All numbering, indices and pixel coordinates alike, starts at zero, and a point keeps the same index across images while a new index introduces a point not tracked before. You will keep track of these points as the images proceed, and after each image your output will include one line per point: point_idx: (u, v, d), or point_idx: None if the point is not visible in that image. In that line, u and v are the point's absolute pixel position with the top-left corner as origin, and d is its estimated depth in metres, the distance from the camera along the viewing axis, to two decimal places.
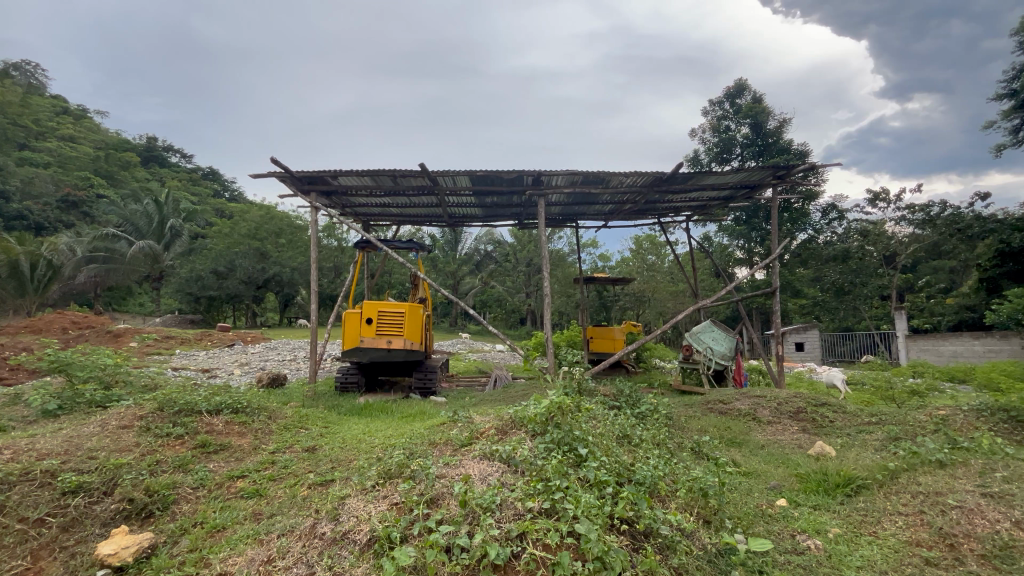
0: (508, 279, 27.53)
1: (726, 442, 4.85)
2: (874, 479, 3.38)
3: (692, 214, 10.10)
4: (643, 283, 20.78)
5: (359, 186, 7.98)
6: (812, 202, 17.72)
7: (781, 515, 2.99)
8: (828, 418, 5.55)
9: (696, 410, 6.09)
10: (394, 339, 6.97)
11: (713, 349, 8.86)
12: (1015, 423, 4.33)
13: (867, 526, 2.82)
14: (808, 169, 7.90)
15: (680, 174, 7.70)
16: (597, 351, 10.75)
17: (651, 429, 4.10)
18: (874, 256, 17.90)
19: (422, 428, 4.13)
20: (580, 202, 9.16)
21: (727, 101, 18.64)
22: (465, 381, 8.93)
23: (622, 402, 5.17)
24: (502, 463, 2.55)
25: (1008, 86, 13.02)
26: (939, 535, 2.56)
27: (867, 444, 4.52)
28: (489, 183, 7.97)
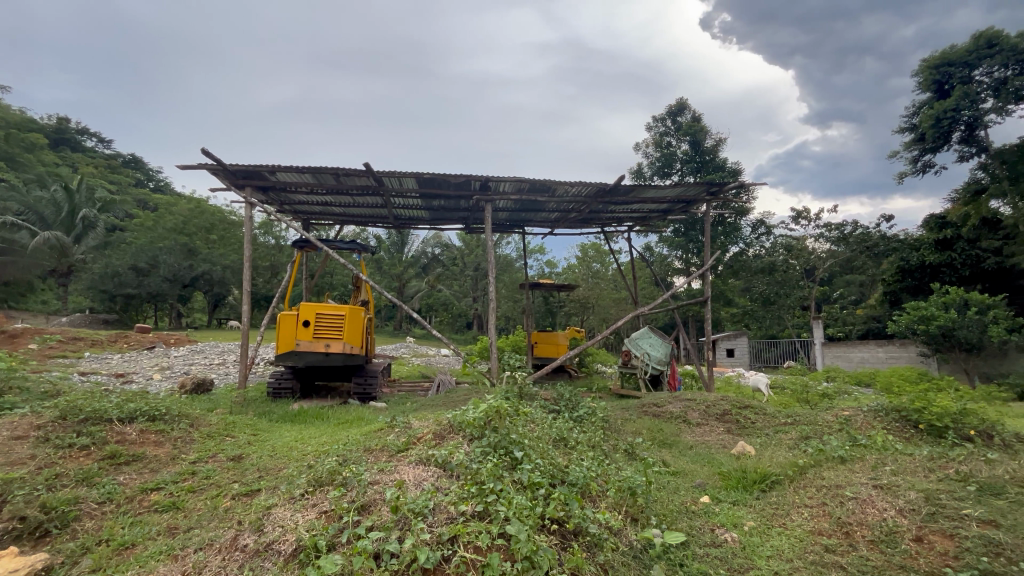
0: (455, 283, 27.38)
1: (658, 443, 5.09)
2: (786, 475, 3.67)
3: (634, 225, 10.51)
4: (588, 290, 21.34)
5: (299, 183, 7.67)
6: (743, 217, 18.97)
7: (703, 511, 3.19)
8: (750, 420, 5.98)
9: (633, 413, 6.34)
10: (333, 343, 6.73)
11: (650, 354, 9.25)
12: (905, 422, 4.86)
13: (777, 519, 3.06)
14: (738, 188, 8.49)
15: (622, 186, 8.02)
16: (541, 356, 10.92)
17: (587, 431, 4.24)
18: (796, 270, 19.41)
19: (359, 435, 4.03)
20: (527, 209, 9.31)
21: (669, 118, 19.62)
22: (408, 386, 8.79)
23: (562, 406, 5.31)
24: (438, 468, 2.54)
25: (908, 121, 14.65)
26: (837, 523, 2.82)
27: (782, 443, 4.91)
28: (435, 186, 7.93)
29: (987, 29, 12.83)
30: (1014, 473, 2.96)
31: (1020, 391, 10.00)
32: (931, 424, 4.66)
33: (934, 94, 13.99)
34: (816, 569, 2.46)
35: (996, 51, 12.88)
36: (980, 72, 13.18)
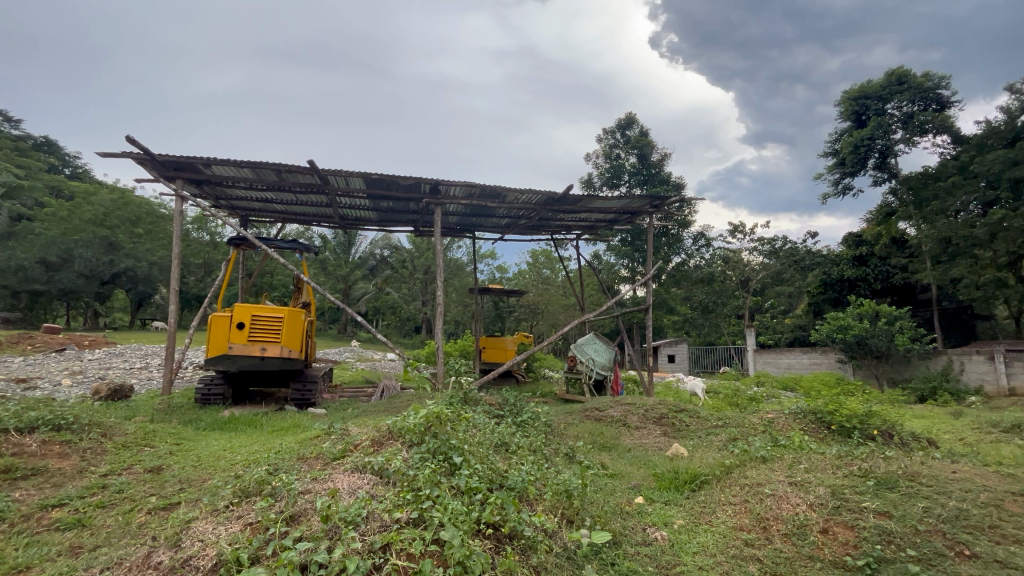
0: (403, 286, 26.84)
1: (598, 447, 5.23)
2: (714, 475, 3.90)
3: (583, 233, 10.77)
4: (537, 296, 21.63)
5: (237, 178, 7.29)
6: (685, 229, 19.91)
7: (637, 511, 3.32)
8: (685, 423, 6.27)
9: (576, 418, 6.48)
10: (269, 346, 6.41)
11: (594, 360, 9.49)
12: (820, 423, 5.28)
13: (705, 516, 3.24)
14: (679, 202, 8.92)
15: (570, 196, 8.23)
16: (488, 361, 10.93)
17: (530, 436, 4.29)
18: (732, 280, 20.58)
19: (293, 443, 3.87)
20: (477, 214, 9.33)
21: (619, 132, 20.31)
22: (351, 392, 8.53)
23: (506, 411, 5.35)
24: (374, 476, 2.49)
25: (831, 146, 15.99)
26: (756, 519, 3.02)
27: (712, 444, 5.20)
28: (384, 187, 7.79)
29: (898, 67, 14.27)
30: (907, 469, 3.29)
31: (920, 394, 11.17)
32: (842, 425, 5.10)
33: (853, 123, 15.36)
34: (736, 562, 2.62)
35: (906, 87, 14.35)
36: (892, 106, 14.61)
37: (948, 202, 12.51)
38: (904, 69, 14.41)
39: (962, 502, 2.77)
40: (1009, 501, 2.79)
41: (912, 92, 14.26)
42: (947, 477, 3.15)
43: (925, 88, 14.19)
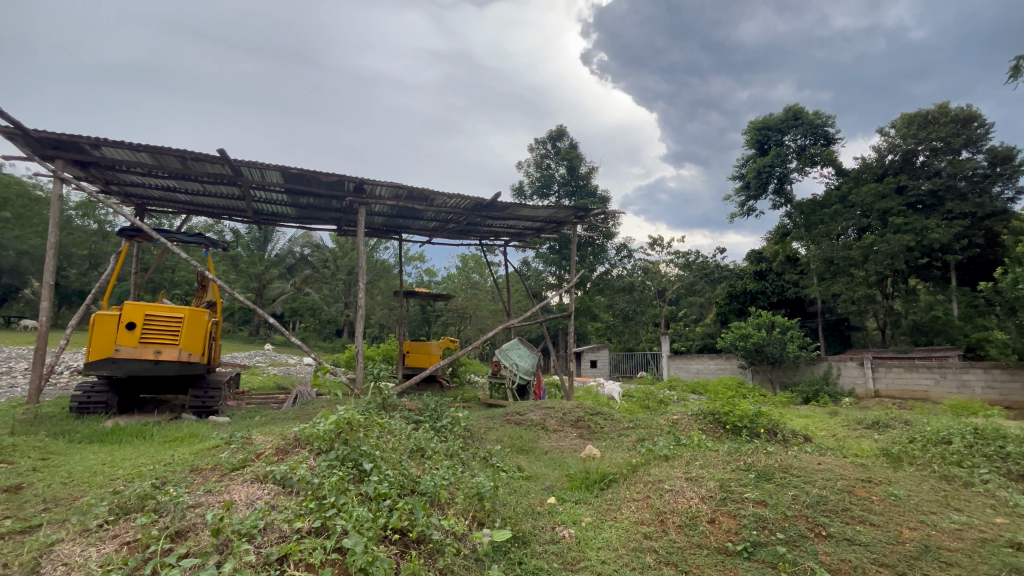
0: (325, 287, 25.60)
1: (516, 450, 5.34)
2: (621, 473, 4.13)
3: (511, 239, 10.94)
4: (466, 300, 21.66)
5: (132, 163, 6.60)
6: (609, 240, 20.90)
7: (547, 511, 3.45)
8: (600, 425, 6.58)
9: (496, 422, 6.58)
10: (165, 349, 5.84)
11: (518, 365, 9.65)
12: (716, 423, 5.78)
13: (611, 513, 3.43)
14: (601, 214, 9.37)
15: (498, 203, 8.36)
16: (412, 366, 10.72)
17: (447, 442, 4.29)
18: (651, 290, 21.93)
19: (188, 454, 3.57)
20: (404, 215, 9.17)
21: (550, 143, 20.92)
22: (260, 399, 7.98)
23: (426, 417, 5.30)
24: (276, 486, 2.39)
25: (738, 171, 17.59)
26: (655, 513, 3.24)
27: (623, 445, 5.50)
28: (303, 182, 7.42)
29: (793, 105, 16.05)
30: (782, 462, 3.70)
31: (805, 396, 12.59)
32: (735, 424, 5.62)
33: (756, 151, 17.01)
34: (635, 554, 2.81)
35: (799, 123, 16.17)
36: (789, 138, 16.38)
37: (831, 226, 14.25)
38: (798, 106, 16.25)
39: (823, 490, 3.16)
40: (860, 487, 3.24)
41: (804, 128, 16.09)
42: (813, 467, 3.59)
43: (815, 125, 16.07)
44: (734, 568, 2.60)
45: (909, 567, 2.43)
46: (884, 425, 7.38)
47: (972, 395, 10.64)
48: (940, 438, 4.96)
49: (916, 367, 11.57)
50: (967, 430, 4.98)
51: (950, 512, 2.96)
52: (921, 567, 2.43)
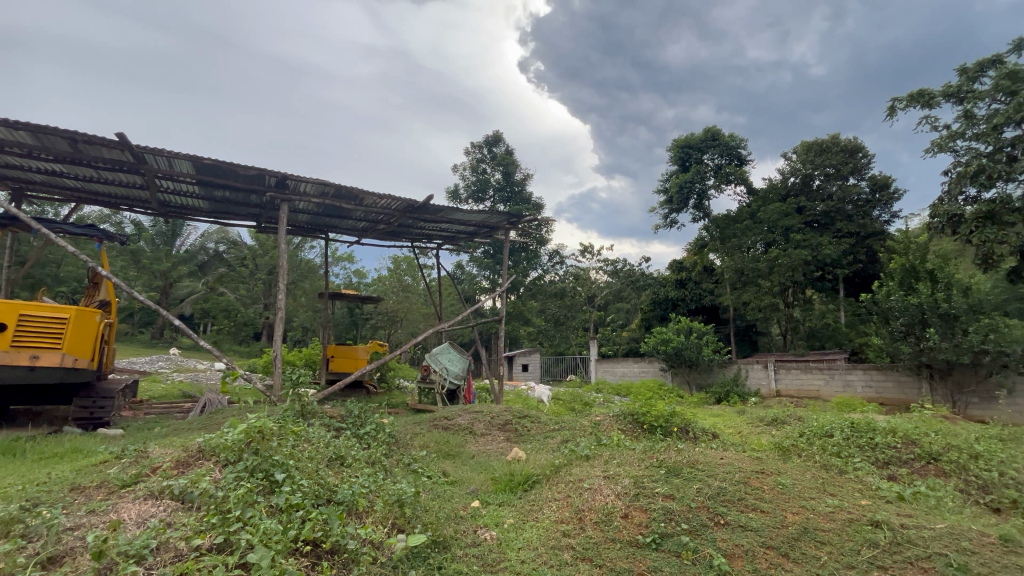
0: (241, 287, 23.85)
1: (442, 455, 5.32)
2: (544, 474, 4.24)
3: (444, 243, 10.85)
4: (397, 303, 21.16)
5: (8, 142, 5.81)
6: (543, 246, 21.37)
7: (470, 515, 3.47)
8: (526, 428, 6.71)
9: (423, 428, 6.50)
10: (44, 355, 5.14)
11: (448, 369, 9.58)
12: (634, 424, 6.10)
13: (532, 513, 3.52)
14: (533, 221, 9.57)
15: (430, 205, 8.28)
16: (336, 371, 10.30)
17: (370, 449, 4.18)
18: (581, 296, 22.66)
19: (67, 471, 3.19)
20: (331, 214, 8.82)
21: (486, 147, 21.05)
22: (162, 408, 7.28)
23: (349, 424, 5.12)
24: (173, 502, 2.22)
25: (663, 185, 18.70)
26: (574, 511, 3.36)
27: (548, 447, 5.64)
28: (218, 175, 6.91)
29: (711, 126, 17.37)
30: (689, 458, 3.98)
31: (717, 396, 13.59)
32: (651, 424, 5.97)
33: (679, 168, 18.19)
34: (553, 552, 2.92)
35: (716, 144, 17.53)
36: (708, 157, 17.70)
37: (742, 240, 15.52)
38: (715, 129, 17.61)
39: (723, 482, 3.44)
40: (754, 478, 3.56)
41: (721, 148, 17.47)
42: (715, 462, 3.91)
43: (730, 146, 17.49)
44: (643, 559, 2.77)
45: (790, 548, 2.72)
46: (781, 421, 8.19)
47: (854, 393, 12.00)
48: (823, 431, 5.59)
49: (809, 368, 12.88)
50: (845, 424, 5.65)
51: (826, 497, 3.35)
52: (800, 547, 2.73)
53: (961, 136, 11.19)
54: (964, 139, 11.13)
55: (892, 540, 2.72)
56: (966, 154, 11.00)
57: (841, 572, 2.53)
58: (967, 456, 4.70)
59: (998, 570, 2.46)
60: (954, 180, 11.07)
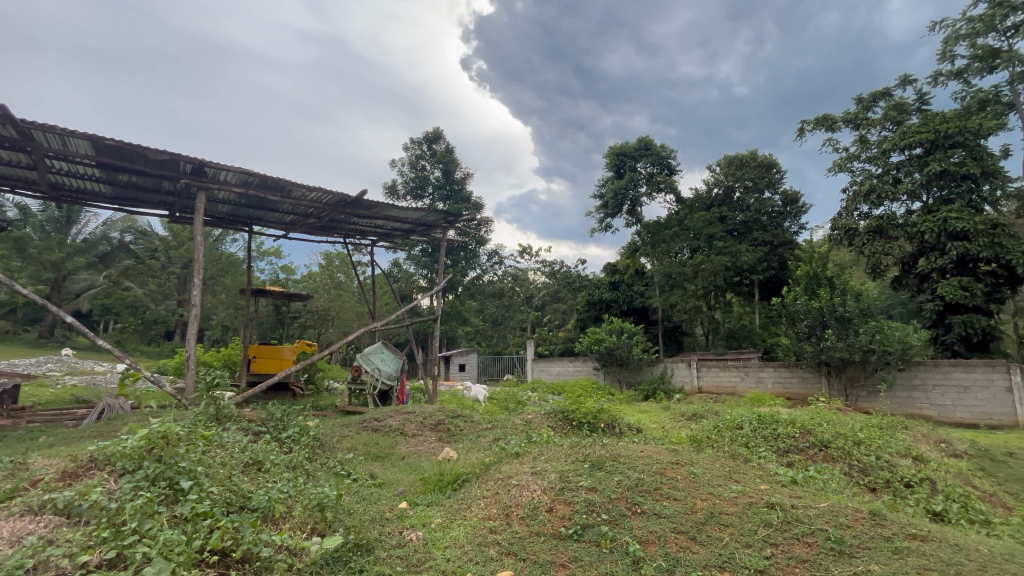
0: (151, 281, 21.82)
1: (370, 458, 5.19)
2: (474, 472, 4.25)
3: (378, 239, 10.55)
4: (328, 301, 20.29)
5: None
6: (481, 246, 21.40)
7: (397, 516, 3.43)
8: (459, 427, 6.70)
9: (352, 430, 6.29)
10: None
11: (380, 369, 9.32)
12: (564, 421, 6.28)
13: (460, 512, 3.53)
14: (470, 220, 9.55)
15: (364, 201, 8.03)
16: (258, 372, 9.71)
17: (293, 453, 4.00)
18: (518, 297, 22.95)
19: None
20: (255, 206, 8.31)
21: (426, 144, 20.75)
22: (50, 414, 6.50)
23: (269, 427, 4.85)
24: (58, 517, 2.02)
25: (600, 190, 19.35)
26: (502, 507, 3.42)
27: (479, 446, 5.66)
28: (123, 157, 6.31)
29: (644, 136, 18.25)
30: (612, 452, 4.18)
31: (645, 393, 14.30)
32: (581, 420, 6.16)
33: (614, 174, 18.93)
34: (479, 548, 2.95)
35: (649, 153, 18.42)
36: (641, 165, 18.55)
37: (671, 245, 16.44)
38: (648, 139, 18.52)
39: (641, 473, 3.65)
40: (670, 469, 3.81)
41: (653, 157, 18.37)
42: (635, 454, 4.13)
43: (661, 156, 18.45)
44: (565, 550, 2.88)
45: (697, 532, 2.94)
46: (699, 415, 8.79)
47: (765, 388, 13.05)
48: (734, 424, 6.07)
49: (727, 366, 13.85)
50: (754, 417, 6.15)
51: (731, 484, 3.65)
52: (706, 531, 2.96)
53: (856, 158, 12.59)
54: (859, 161, 12.53)
55: (783, 519, 3.03)
56: (860, 174, 12.39)
57: (739, 550, 2.77)
58: (852, 442, 5.28)
59: (866, 541, 2.80)
60: (850, 197, 12.44)
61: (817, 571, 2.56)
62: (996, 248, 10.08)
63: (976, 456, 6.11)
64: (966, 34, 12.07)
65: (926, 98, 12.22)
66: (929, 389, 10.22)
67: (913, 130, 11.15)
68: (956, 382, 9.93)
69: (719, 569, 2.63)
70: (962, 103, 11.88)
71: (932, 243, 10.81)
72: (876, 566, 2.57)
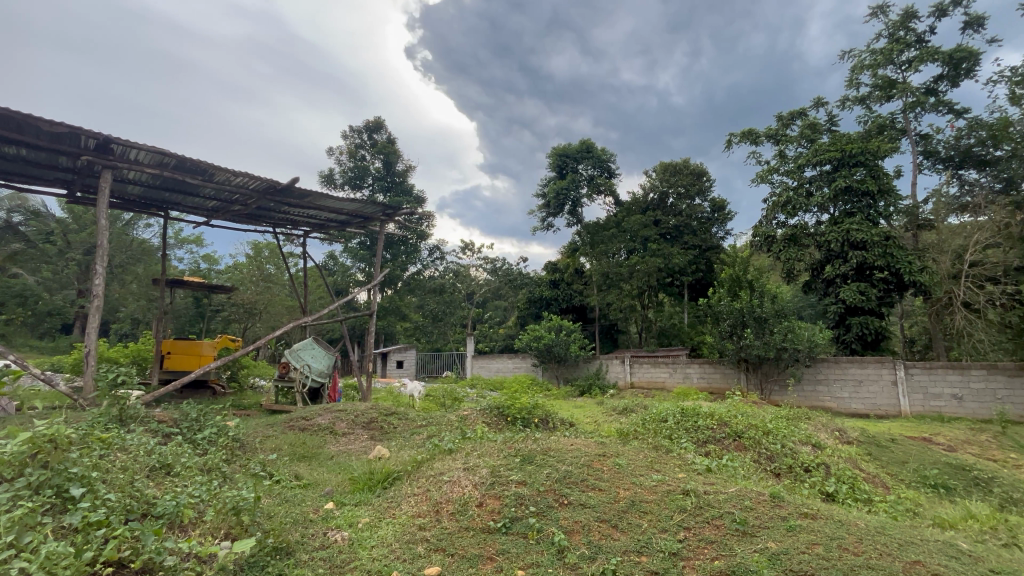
0: (45, 268, 19.45)
1: (296, 458, 4.96)
2: (405, 470, 4.19)
3: (311, 230, 10.07)
4: (255, 294, 19.11)
5: None
6: (423, 240, 21.08)
7: (322, 517, 3.33)
8: (392, 425, 6.57)
9: (277, 430, 6.00)
10: None
11: (310, 366, 8.92)
12: (498, 416, 6.35)
13: (390, 510, 3.48)
14: (410, 214, 9.34)
15: (296, 189, 7.63)
16: (173, 369, 8.97)
17: (209, 455, 3.75)
18: (460, 293, 22.87)
19: None
20: (172, 189, 7.66)
21: (366, 133, 20.06)
22: None
23: (183, 428, 4.51)
24: None
25: (542, 190, 19.65)
26: (433, 504, 3.41)
27: (412, 443, 5.59)
28: (12, 128, 5.59)
29: (586, 139, 18.75)
30: (543, 446, 4.27)
31: (581, 389, 14.73)
32: (516, 416, 6.26)
33: (556, 174, 19.29)
34: (407, 546, 2.93)
35: (590, 156, 18.93)
36: (582, 167, 19.04)
37: (609, 246, 17.06)
38: (590, 142, 19.05)
39: (570, 466, 3.78)
40: (597, 461, 3.97)
41: (594, 160, 18.90)
42: (565, 448, 4.25)
43: (601, 159, 19.01)
44: (492, 543, 2.93)
45: (619, 519, 3.09)
46: (629, 409, 9.20)
47: (691, 383, 13.84)
48: (660, 417, 6.42)
49: (657, 362, 14.54)
50: (677, 410, 6.54)
51: (652, 473, 3.86)
52: (627, 518, 3.11)
53: (776, 171, 13.69)
54: (778, 174, 13.63)
55: (696, 504, 3.26)
56: (779, 186, 13.48)
57: (656, 535, 2.94)
58: (761, 432, 5.75)
59: (765, 521, 3.08)
60: (770, 207, 13.54)
61: (723, 550, 2.78)
62: (887, 258, 11.33)
63: (865, 442, 6.86)
64: (869, 65, 13.43)
65: (835, 120, 13.49)
66: (831, 383, 11.33)
67: (825, 149, 12.28)
68: (853, 376, 11.07)
69: (637, 554, 2.78)
70: (865, 126, 13.22)
71: (836, 252, 11.97)
72: (773, 543, 2.83)
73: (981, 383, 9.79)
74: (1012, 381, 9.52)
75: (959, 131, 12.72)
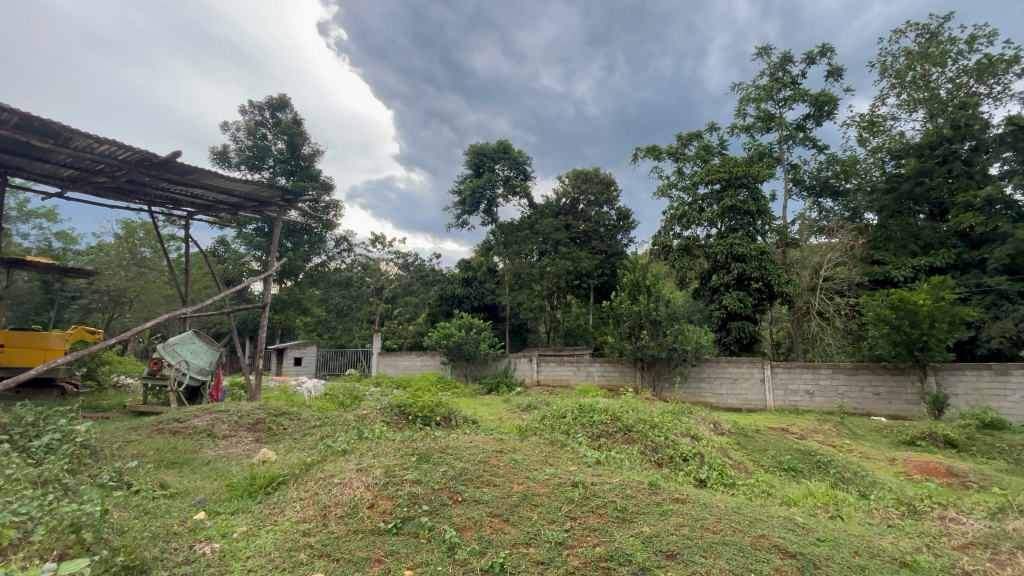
0: None
1: (164, 465, 4.43)
2: (291, 474, 3.92)
3: (197, 212, 9.06)
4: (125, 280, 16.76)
5: None
6: (328, 230, 19.96)
7: (190, 529, 3.00)
8: (282, 426, 6.13)
9: (142, 434, 5.31)
10: None
11: (188, 363, 8.00)
12: (399, 415, 6.19)
13: (270, 518, 3.24)
14: (312, 201, 8.76)
15: (178, 164, 6.82)
16: (6, 366, 7.55)
17: (48, 466, 3.21)
18: (367, 287, 21.97)
19: None
20: (16, 152, 6.47)
21: (268, 110, 18.49)
22: None
23: (16, 436, 3.83)
24: None
25: (458, 186, 19.58)
26: (319, 508, 3.23)
27: (303, 445, 5.23)
28: None
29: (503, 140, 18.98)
30: (441, 444, 4.22)
31: (489, 386, 14.92)
32: (418, 414, 6.16)
33: (473, 172, 19.30)
34: (288, 554, 2.76)
35: (506, 157, 19.19)
36: (498, 167, 19.24)
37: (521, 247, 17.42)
38: (506, 143, 19.29)
39: (465, 463, 3.79)
40: (493, 457, 4.03)
41: (510, 161, 19.18)
42: (463, 446, 4.25)
43: (517, 161, 19.36)
44: (381, 544, 2.85)
45: (510, 513, 3.17)
46: (533, 406, 9.48)
47: (592, 381, 14.57)
48: (559, 413, 6.69)
49: (562, 360, 15.13)
50: (576, 406, 6.85)
51: (545, 467, 4.02)
52: (517, 512, 3.21)
53: (674, 186, 14.93)
54: (675, 189, 14.88)
55: (583, 494, 3.45)
56: (675, 200, 14.72)
57: (544, 527, 3.06)
58: (648, 426, 6.22)
59: (641, 507, 3.34)
60: (667, 219, 14.73)
61: (604, 537, 2.96)
62: (761, 270, 12.84)
63: (735, 433, 7.72)
64: (754, 98, 15.16)
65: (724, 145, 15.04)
66: (712, 381, 12.60)
67: (715, 169, 13.61)
68: (730, 374, 12.41)
69: (525, 545, 2.87)
70: (748, 153, 14.90)
71: (721, 263, 13.33)
72: (647, 527, 3.08)
73: (828, 379, 11.44)
74: (850, 378, 11.23)
75: (820, 164, 14.81)
